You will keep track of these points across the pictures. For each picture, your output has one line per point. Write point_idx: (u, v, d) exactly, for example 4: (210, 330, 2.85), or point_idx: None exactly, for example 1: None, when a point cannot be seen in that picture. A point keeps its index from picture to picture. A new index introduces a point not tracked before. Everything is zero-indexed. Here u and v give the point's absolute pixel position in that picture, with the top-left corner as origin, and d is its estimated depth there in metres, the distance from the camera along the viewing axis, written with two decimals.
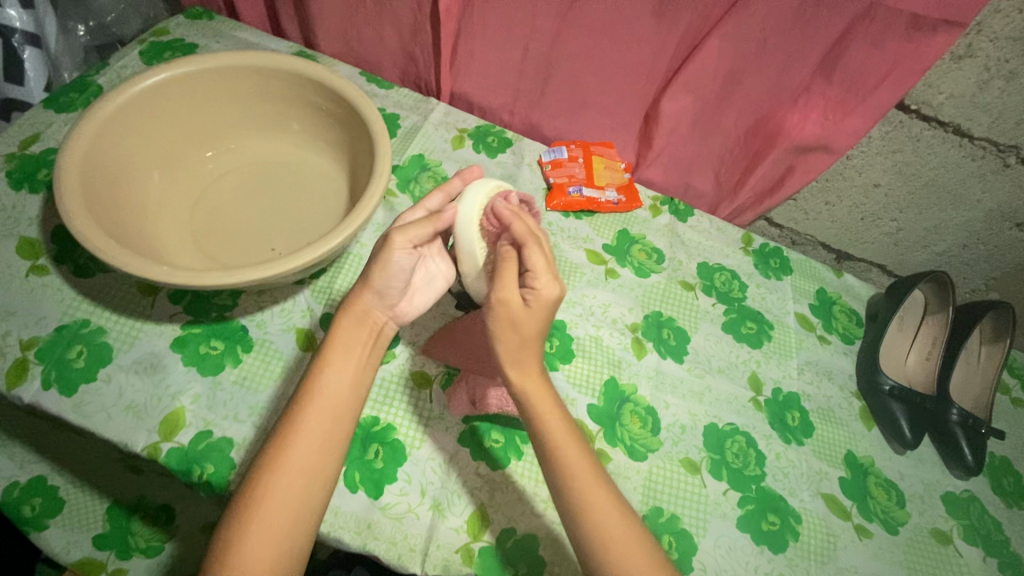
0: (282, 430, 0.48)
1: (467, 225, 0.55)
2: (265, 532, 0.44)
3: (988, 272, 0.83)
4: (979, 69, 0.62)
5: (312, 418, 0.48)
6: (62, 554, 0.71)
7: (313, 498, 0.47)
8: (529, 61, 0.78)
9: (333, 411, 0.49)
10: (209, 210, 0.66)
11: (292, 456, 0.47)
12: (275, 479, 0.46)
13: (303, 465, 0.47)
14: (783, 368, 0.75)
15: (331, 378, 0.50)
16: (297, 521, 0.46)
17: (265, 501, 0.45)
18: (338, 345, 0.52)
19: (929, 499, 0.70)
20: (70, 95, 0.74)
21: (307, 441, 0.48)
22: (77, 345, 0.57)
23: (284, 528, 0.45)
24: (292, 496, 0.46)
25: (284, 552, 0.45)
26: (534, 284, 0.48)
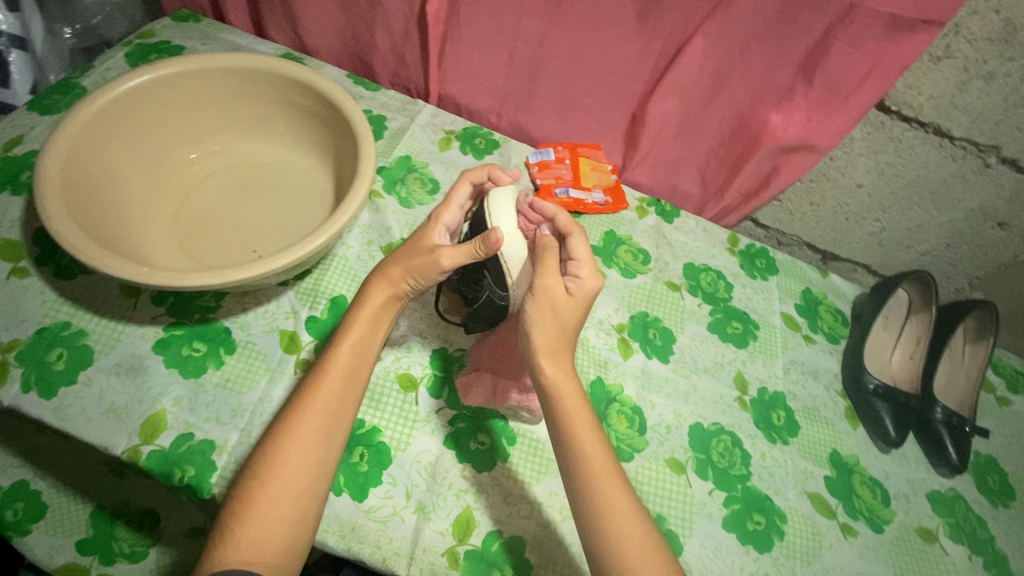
0: (302, 401, 0.49)
1: (512, 241, 0.52)
2: (278, 500, 0.45)
3: (972, 271, 0.84)
4: (957, 70, 0.63)
5: (332, 391, 0.50)
6: (45, 559, 0.69)
7: (325, 468, 0.48)
8: (515, 62, 0.78)
9: (351, 385, 0.51)
10: (194, 211, 0.66)
11: (308, 426, 0.48)
12: (291, 447, 0.47)
13: (319, 435, 0.48)
14: (770, 368, 0.75)
15: (354, 353, 0.52)
16: (309, 491, 0.46)
17: (280, 468, 0.46)
18: (364, 321, 0.53)
19: (914, 497, 0.70)
20: (54, 97, 0.74)
21: (321, 413, 0.49)
22: (57, 347, 0.57)
23: (297, 497, 0.46)
24: (305, 466, 0.47)
25: (295, 521, 0.45)
26: (578, 273, 0.53)
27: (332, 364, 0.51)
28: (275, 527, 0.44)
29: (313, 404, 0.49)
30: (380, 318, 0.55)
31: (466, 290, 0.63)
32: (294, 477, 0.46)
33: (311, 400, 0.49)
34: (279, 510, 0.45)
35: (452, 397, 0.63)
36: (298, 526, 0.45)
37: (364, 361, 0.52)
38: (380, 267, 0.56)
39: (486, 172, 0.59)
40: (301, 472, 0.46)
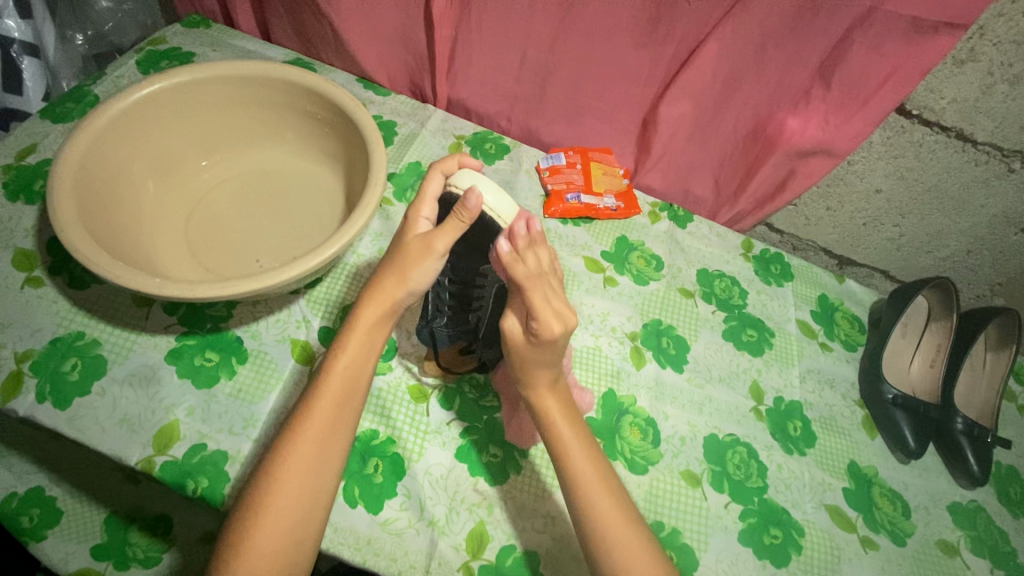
0: (294, 429, 0.47)
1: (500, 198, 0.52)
2: (272, 532, 0.44)
3: (993, 277, 0.82)
4: (981, 73, 0.61)
5: (324, 420, 0.47)
6: (59, 565, 0.69)
7: (320, 497, 0.46)
8: (526, 66, 0.77)
9: (346, 411, 0.48)
10: (204, 220, 0.66)
11: (302, 457, 0.46)
12: (284, 478, 0.45)
13: (312, 465, 0.46)
14: (785, 376, 0.74)
15: (348, 377, 0.49)
16: (304, 523, 0.45)
17: (272, 500, 0.44)
18: (358, 342, 0.49)
19: (935, 510, 0.69)
20: (67, 105, 0.74)
21: (315, 444, 0.46)
22: (72, 358, 0.57)
23: (290, 530, 0.44)
24: (301, 499, 0.45)
25: (289, 553, 0.44)
26: (535, 325, 0.45)
27: (326, 389, 0.48)
28: (268, 561, 0.43)
29: (306, 433, 0.46)
30: (377, 336, 0.50)
31: (469, 319, 0.60)
32: (286, 509, 0.44)
33: (304, 429, 0.46)
34: (272, 542, 0.43)
35: (464, 408, 0.63)
36: (292, 558, 0.44)
37: (360, 385, 0.49)
38: (376, 279, 0.51)
39: (456, 163, 0.56)
40: (294, 505, 0.45)
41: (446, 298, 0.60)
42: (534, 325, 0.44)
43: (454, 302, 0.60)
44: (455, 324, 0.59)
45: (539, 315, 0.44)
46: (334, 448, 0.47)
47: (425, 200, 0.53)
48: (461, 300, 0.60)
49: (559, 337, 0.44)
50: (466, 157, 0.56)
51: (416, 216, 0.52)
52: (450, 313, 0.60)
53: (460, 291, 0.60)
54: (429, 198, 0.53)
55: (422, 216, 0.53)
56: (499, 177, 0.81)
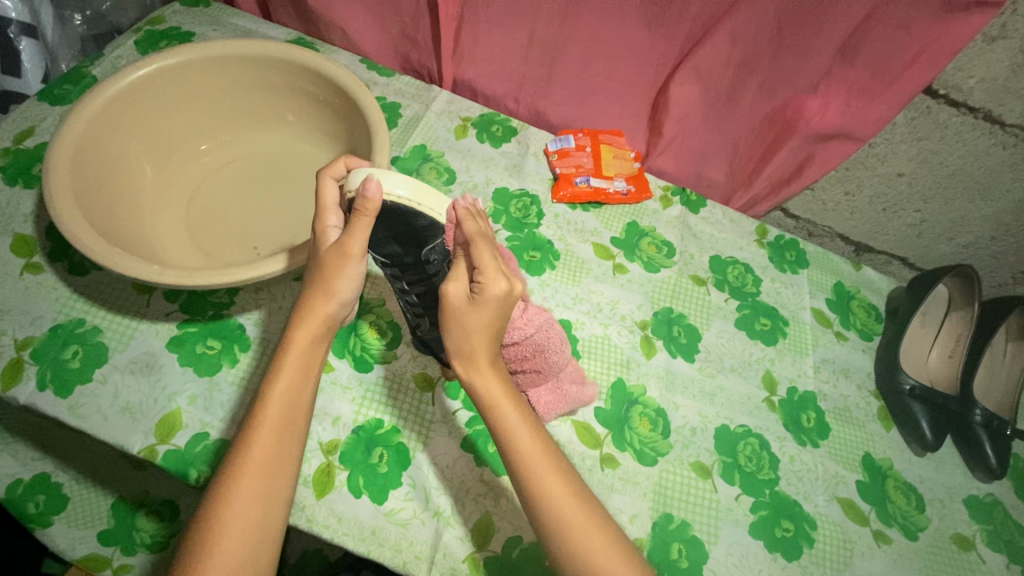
0: (235, 463, 0.44)
1: (388, 179, 0.46)
2: (221, 573, 0.41)
3: (1016, 265, 0.80)
4: (1014, 51, 0.58)
5: (266, 448, 0.45)
6: (68, 550, 0.71)
7: (273, 525, 0.44)
8: (534, 45, 0.74)
9: (288, 436, 0.46)
10: (205, 204, 0.65)
11: (247, 489, 0.43)
12: (231, 513, 0.43)
13: (259, 497, 0.44)
14: (799, 366, 0.72)
15: (286, 403, 0.47)
16: (254, 560, 0.42)
17: (217, 540, 0.42)
18: (294, 366, 0.48)
19: (950, 503, 0.67)
20: (65, 87, 0.73)
21: (260, 471, 0.44)
22: (72, 345, 0.56)
23: (240, 566, 0.42)
24: (250, 530, 0.43)
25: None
26: (479, 279, 0.44)
27: (264, 419, 0.46)
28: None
29: (248, 464, 0.44)
30: (312, 357, 0.49)
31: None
32: (234, 546, 0.42)
33: (247, 460, 0.44)
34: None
35: (470, 398, 0.61)
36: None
37: (300, 409, 0.47)
38: (304, 301, 0.49)
39: (343, 166, 0.52)
40: (244, 539, 0.42)
41: (415, 298, 0.55)
42: (479, 280, 0.44)
43: (425, 300, 0.54)
44: (438, 321, 0.56)
45: (483, 267, 0.44)
46: (282, 473, 0.45)
47: (329, 210, 0.50)
48: (427, 294, 0.54)
49: (505, 297, 0.44)
50: (354, 158, 0.53)
51: (325, 228, 0.49)
52: (428, 312, 0.55)
53: (419, 286, 0.53)
54: (332, 207, 0.50)
55: (331, 227, 0.49)
56: (506, 161, 0.79)
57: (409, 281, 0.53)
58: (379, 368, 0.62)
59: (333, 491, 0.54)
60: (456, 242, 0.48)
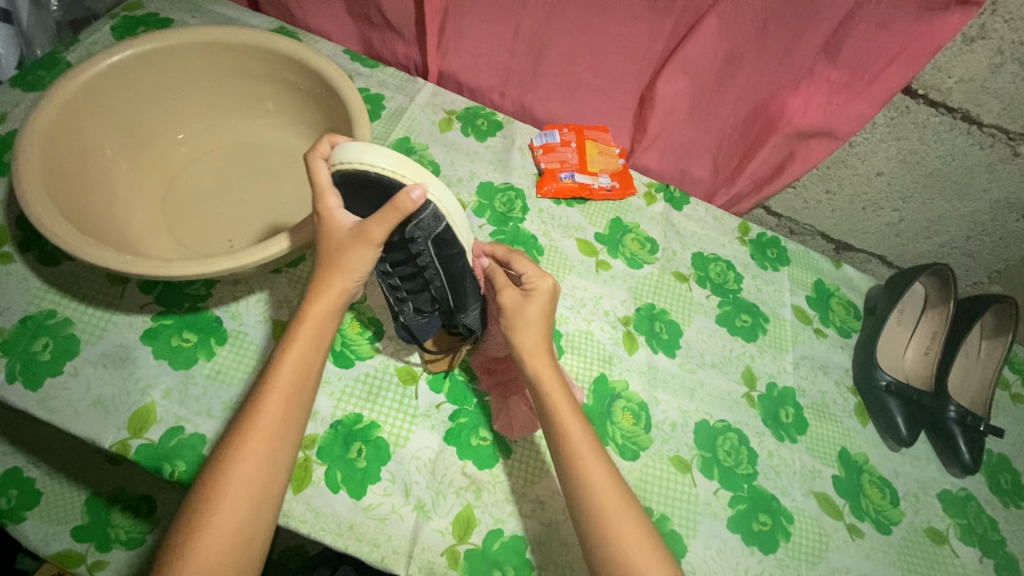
0: (243, 426, 0.45)
1: (377, 155, 0.46)
2: (222, 531, 0.42)
3: (991, 264, 0.81)
4: (992, 52, 0.59)
5: (275, 413, 0.46)
6: (40, 546, 0.69)
7: (272, 491, 0.45)
8: (520, 38, 0.74)
9: (296, 405, 0.47)
10: (182, 195, 0.64)
11: (253, 453, 0.44)
12: (231, 475, 0.44)
13: (261, 462, 0.44)
14: (779, 362, 0.73)
15: (297, 372, 0.47)
16: (253, 520, 0.44)
17: (220, 498, 0.43)
18: (306, 337, 0.48)
19: (924, 497, 0.69)
20: (38, 73, 0.71)
21: (265, 437, 0.45)
22: (42, 337, 0.55)
23: (239, 525, 0.43)
24: (251, 492, 0.44)
25: (241, 549, 0.43)
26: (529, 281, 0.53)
27: (274, 386, 0.46)
28: (218, 561, 0.42)
29: (254, 429, 0.45)
30: (326, 329, 0.49)
31: (433, 294, 0.56)
32: (235, 505, 0.43)
33: (253, 424, 0.45)
34: (221, 542, 0.42)
35: (452, 392, 0.61)
36: (243, 555, 0.43)
37: (307, 379, 0.48)
38: (317, 276, 0.49)
39: (327, 143, 0.49)
40: (246, 501, 0.44)
41: (398, 282, 0.55)
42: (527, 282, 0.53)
43: (408, 284, 0.55)
44: (423, 305, 0.56)
45: (527, 272, 0.54)
46: (284, 441, 0.46)
47: (328, 190, 0.47)
48: (410, 277, 0.55)
49: (551, 291, 0.53)
50: (334, 135, 0.50)
51: (330, 209, 0.47)
52: (412, 296, 0.56)
53: (402, 269, 0.54)
54: (329, 188, 0.47)
55: (334, 208, 0.47)
56: (492, 155, 0.79)
57: (392, 263, 0.54)
58: (361, 364, 0.61)
59: (309, 485, 0.53)
60: (439, 217, 0.49)
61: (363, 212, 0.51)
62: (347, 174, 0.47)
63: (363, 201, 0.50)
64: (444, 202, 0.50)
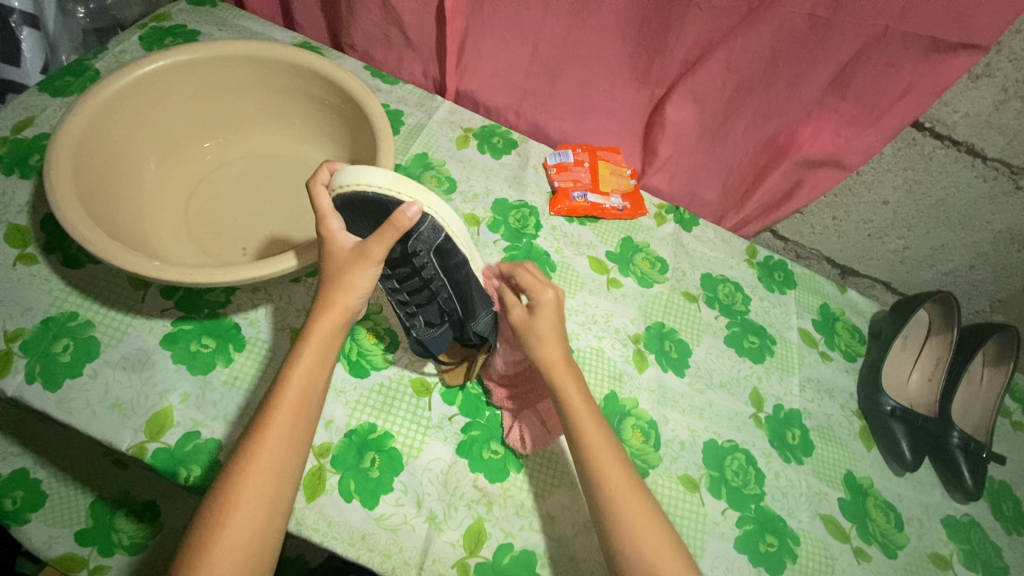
0: (253, 437, 0.46)
1: (369, 177, 0.47)
2: (235, 541, 0.43)
3: (993, 293, 0.83)
4: (996, 90, 0.61)
5: (284, 424, 0.46)
6: (43, 549, 0.69)
7: (281, 502, 0.45)
8: (537, 62, 0.76)
9: (305, 416, 0.48)
10: (204, 203, 0.65)
11: (262, 464, 0.45)
12: (243, 484, 0.44)
13: (271, 472, 0.45)
14: (785, 385, 0.74)
15: (305, 384, 0.48)
16: (265, 530, 0.44)
17: (231, 509, 0.43)
18: (314, 350, 0.49)
19: (928, 522, 0.69)
20: (66, 79, 0.72)
21: (276, 448, 0.46)
22: (63, 339, 0.56)
23: (251, 536, 0.43)
24: (263, 503, 0.44)
25: (254, 558, 0.44)
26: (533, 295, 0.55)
27: (283, 397, 0.47)
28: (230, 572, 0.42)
29: (265, 440, 0.45)
30: (332, 344, 0.50)
31: (441, 305, 0.57)
32: (247, 516, 0.44)
33: (262, 437, 0.46)
34: (234, 551, 0.43)
35: (466, 403, 0.62)
36: (254, 566, 0.43)
37: (316, 391, 0.49)
38: (323, 292, 0.50)
39: (327, 171, 0.51)
40: (257, 511, 0.44)
41: (407, 297, 0.56)
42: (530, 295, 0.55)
43: (416, 297, 0.56)
44: (433, 317, 0.57)
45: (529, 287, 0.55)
46: (294, 452, 0.46)
47: (329, 214, 0.49)
48: (417, 291, 0.56)
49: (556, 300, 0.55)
50: (334, 161, 0.52)
51: (331, 232, 0.49)
52: (421, 310, 0.57)
53: (409, 283, 0.55)
54: (331, 211, 0.49)
55: (338, 230, 0.49)
56: (506, 172, 0.80)
57: (399, 278, 0.55)
58: (376, 374, 0.62)
59: (323, 494, 0.54)
60: (439, 228, 0.50)
61: (367, 232, 0.52)
62: (347, 197, 0.48)
63: (364, 223, 0.51)
64: (442, 214, 0.51)
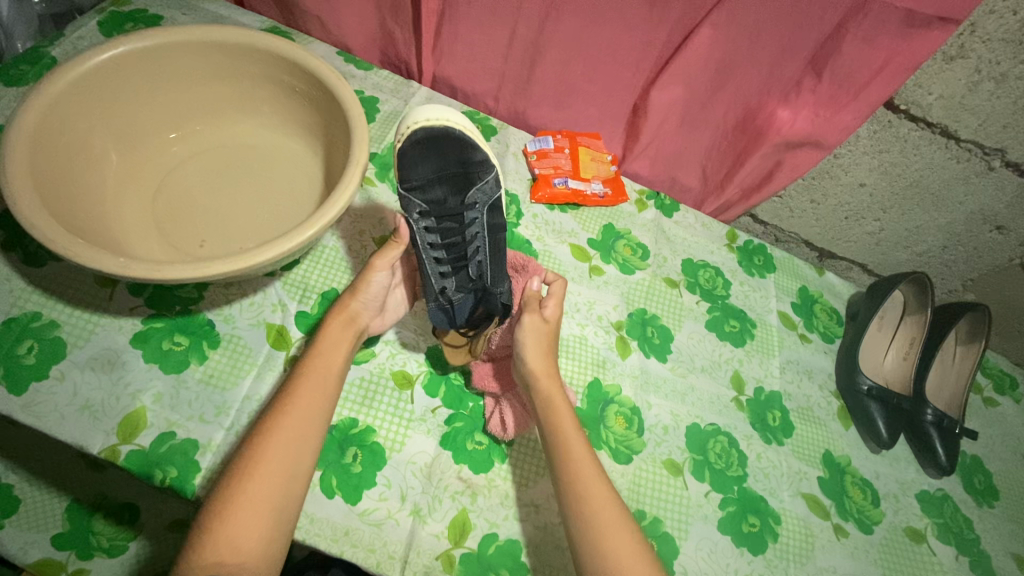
0: (280, 405, 0.50)
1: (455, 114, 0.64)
2: (257, 499, 0.46)
3: (966, 273, 0.84)
4: (970, 71, 0.62)
5: (308, 396, 0.51)
6: (19, 555, 0.67)
7: (300, 472, 0.48)
8: (515, 45, 0.74)
9: (326, 390, 0.52)
10: (173, 195, 0.62)
11: (288, 428, 0.49)
12: (265, 450, 0.48)
13: (296, 437, 0.49)
14: (766, 367, 0.74)
15: (327, 361, 0.54)
16: (287, 488, 0.47)
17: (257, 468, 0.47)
18: (333, 335, 0.55)
19: (903, 498, 0.71)
20: (21, 67, 0.69)
21: (303, 416, 0.50)
22: (27, 340, 0.53)
23: (273, 497, 0.46)
24: (285, 464, 0.48)
25: (268, 533, 0.46)
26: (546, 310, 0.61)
27: (307, 371, 0.52)
28: (254, 527, 0.45)
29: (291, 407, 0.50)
30: (346, 333, 0.56)
31: (472, 271, 0.61)
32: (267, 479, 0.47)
33: (288, 404, 0.50)
34: (258, 504, 0.46)
35: (448, 395, 0.62)
36: (278, 521, 0.46)
37: (337, 369, 0.54)
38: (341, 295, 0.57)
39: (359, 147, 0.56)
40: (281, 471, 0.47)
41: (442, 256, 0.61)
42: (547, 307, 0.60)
43: (452, 257, 0.61)
44: (462, 283, 0.60)
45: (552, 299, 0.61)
46: (302, 453, 0.49)
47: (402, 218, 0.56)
48: (455, 248, 0.62)
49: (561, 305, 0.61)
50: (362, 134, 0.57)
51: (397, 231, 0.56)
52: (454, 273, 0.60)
53: (449, 237, 0.62)
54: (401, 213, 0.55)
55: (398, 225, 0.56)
56: None
57: (441, 232, 0.62)
58: (356, 368, 0.61)
59: None
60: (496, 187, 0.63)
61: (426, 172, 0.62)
62: (432, 128, 0.62)
63: (426, 165, 0.62)
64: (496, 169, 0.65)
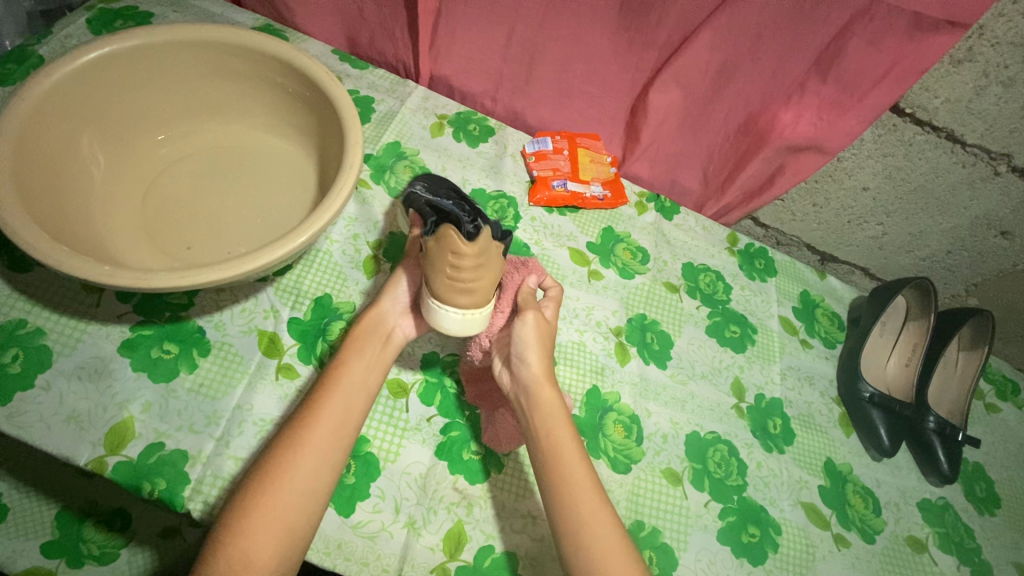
0: (303, 424, 0.49)
1: None
2: (271, 520, 0.44)
3: (970, 277, 0.83)
4: (978, 74, 0.61)
5: (333, 416, 0.49)
6: (6, 564, 0.65)
7: (316, 492, 0.46)
8: (513, 45, 0.72)
9: (352, 410, 0.51)
10: (162, 198, 0.61)
11: (314, 449, 0.47)
12: (287, 469, 0.46)
13: (321, 458, 0.47)
14: (766, 374, 0.73)
15: (356, 379, 0.52)
16: (299, 508, 0.45)
17: (276, 488, 0.45)
18: (361, 352, 0.54)
19: (904, 506, 0.70)
20: (7, 66, 0.67)
21: (327, 435, 0.48)
22: (12, 348, 0.52)
23: (287, 518, 0.45)
24: (305, 485, 0.46)
25: (278, 555, 0.44)
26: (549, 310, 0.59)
27: (333, 390, 0.51)
28: (265, 546, 0.43)
29: (317, 427, 0.48)
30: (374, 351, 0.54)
31: None
32: (281, 499, 0.45)
33: (314, 423, 0.49)
34: (269, 525, 0.44)
35: (443, 404, 0.60)
36: (293, 545, 0.45)
37: (366, 388, 0.52)
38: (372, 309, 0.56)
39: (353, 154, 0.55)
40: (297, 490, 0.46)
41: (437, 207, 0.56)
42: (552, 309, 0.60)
43: None
44: None
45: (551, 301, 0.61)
46: (320, 479, 0.47)
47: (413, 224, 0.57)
48: None
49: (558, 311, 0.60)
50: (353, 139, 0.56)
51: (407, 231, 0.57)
52: None
53: None
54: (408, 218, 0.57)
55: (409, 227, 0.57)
56: (483, 161, 0.77)
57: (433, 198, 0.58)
58: None
59: None
60: None
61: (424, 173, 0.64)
62: None
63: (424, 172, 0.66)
64: None
